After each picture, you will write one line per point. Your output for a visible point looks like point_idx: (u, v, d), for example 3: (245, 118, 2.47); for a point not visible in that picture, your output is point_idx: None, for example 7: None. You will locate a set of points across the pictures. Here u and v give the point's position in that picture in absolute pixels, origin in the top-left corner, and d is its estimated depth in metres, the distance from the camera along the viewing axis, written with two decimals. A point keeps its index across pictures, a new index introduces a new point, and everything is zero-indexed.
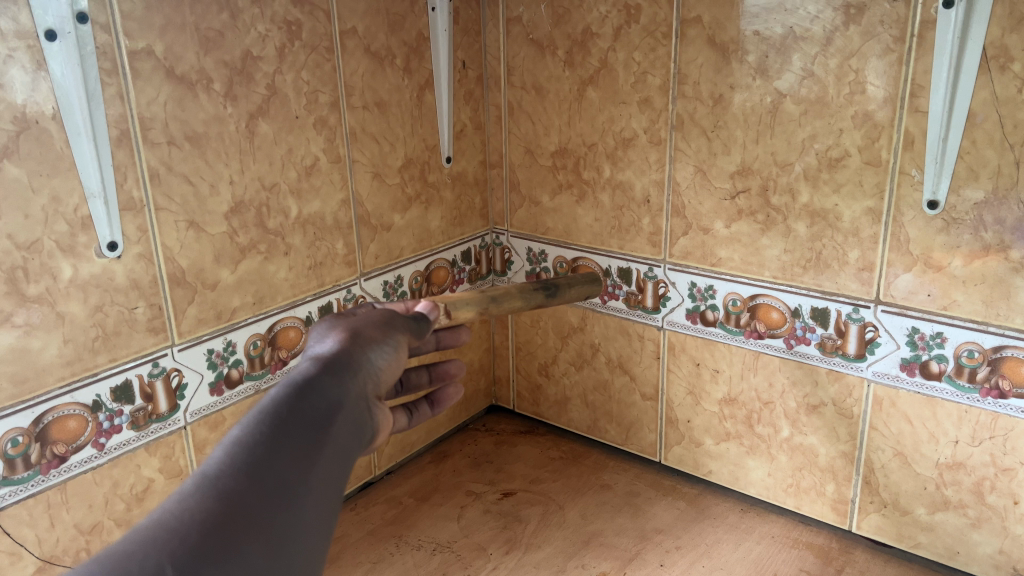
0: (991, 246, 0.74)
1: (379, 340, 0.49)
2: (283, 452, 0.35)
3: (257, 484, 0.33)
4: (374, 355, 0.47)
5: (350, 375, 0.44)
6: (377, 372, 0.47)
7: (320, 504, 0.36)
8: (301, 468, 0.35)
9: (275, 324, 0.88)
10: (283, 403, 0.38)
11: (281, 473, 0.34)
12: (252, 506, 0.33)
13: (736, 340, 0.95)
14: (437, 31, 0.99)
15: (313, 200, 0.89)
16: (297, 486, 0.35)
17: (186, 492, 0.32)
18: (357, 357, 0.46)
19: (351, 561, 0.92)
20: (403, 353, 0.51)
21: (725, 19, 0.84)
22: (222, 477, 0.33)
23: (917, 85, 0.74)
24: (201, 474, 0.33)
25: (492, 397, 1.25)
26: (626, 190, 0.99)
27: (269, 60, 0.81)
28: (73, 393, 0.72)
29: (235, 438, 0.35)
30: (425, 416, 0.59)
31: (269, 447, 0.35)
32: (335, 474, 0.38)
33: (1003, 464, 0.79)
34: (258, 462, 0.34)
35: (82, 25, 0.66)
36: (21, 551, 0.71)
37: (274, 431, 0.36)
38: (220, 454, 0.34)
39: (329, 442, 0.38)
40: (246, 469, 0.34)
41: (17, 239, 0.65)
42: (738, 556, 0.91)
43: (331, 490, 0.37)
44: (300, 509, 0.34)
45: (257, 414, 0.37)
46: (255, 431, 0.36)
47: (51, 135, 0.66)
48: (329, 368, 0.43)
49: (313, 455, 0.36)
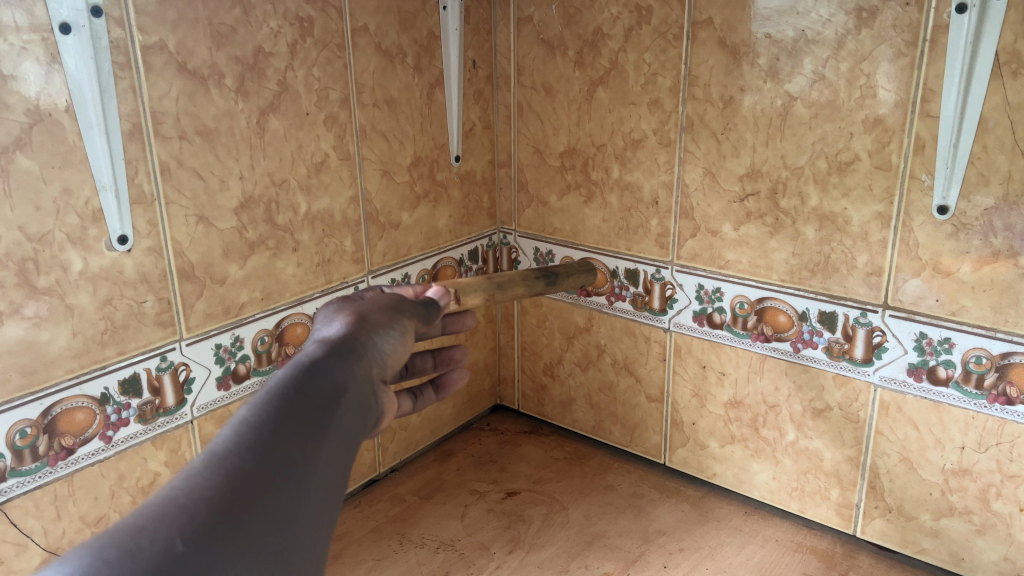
0: (1000, 252, 0.74)
1: (386, 324, 0.49)
2: (290, 432, 0.35)
3: (264, 463, 0.33)
4: (381, 339, 0.48)
5: (356, 359, 0.44)
6: (383, 356, 0.47)
7: (327, 484, 0.35)
8: (308, 448, 0.35)
9: (282, 320, 0.88)
10: (290, 385, 0.38)
11: (288, 452, 0.35)
12: (260, 484, 0.33)
13: (743, 343, 0.94)
14: (448, 29, 0.99)
15: (322, 197, 0.89)
16: (305, 465, 0.35)
17: (194, 469, 0.32)
18: (364, 341, 0.46)
19: (355, 558, 0.92)
20: (409, 337, 0.51)
21: (736, 21, 0.84)
22: (230, 455, 0.33)
23: (928, 89, 0.74)
24: (208, 454, 0.33)
25: (497, 397, 1.25)
26: (635, 191, 0.99)
27: (280, 56, 0.81)
28: (82, 385, 0.72)
29: (241, 419, 0.35)
30: (430, 400, 0.60)
31: (276, 428, 0.35)
32: (343, 456, 0.38)
33: (1009, 470, 0.79)
34: (265, 442, 0.34)
35: (96, 19, 0.66)
36: (26, 542, 0.72)
37: (280, 412, 0.36)
38: (228, 434, 0.34)
39: (336, 422, 0.38)
40: (253, 448, 0.34)
41: (28, 231, 0.66)
42: (742, 559, 0.91)
43: (339, 470, 0.37)
44: (307, 488, 0.34)
45: (263, 395, 0.37)
46: (261, 413, 0.36)
47: (63, 128, 0.66)
48: (335, 352, 0.43)
49: (319, 436, 0.36)
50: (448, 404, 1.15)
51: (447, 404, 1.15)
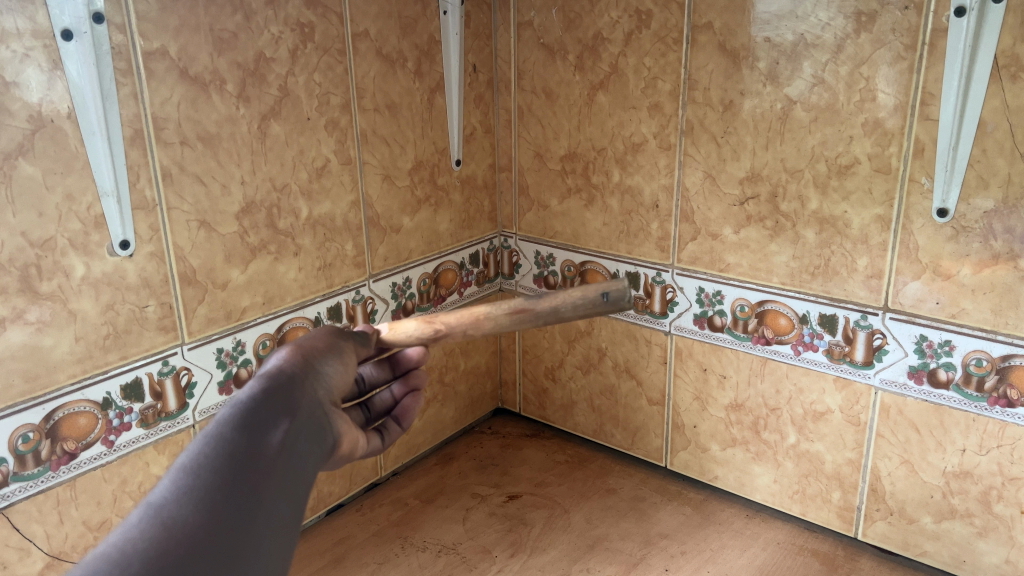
0: (1000, 255, 0.74)
1: (329, 348, 0.49)
2: (232, 472, 0.35)
3: (203, 510, 0.33)
4: (325, 364, 0.47)
5: (302, 386, 0.43)
6: (327, 379, 0.46)
7: (275, 519, 0.35)
8: (251, 486, 0.35)
9: (284, 324, 0.89)
10: (230, 423, 0.37)
11: (229, 493, 0.34)
12: (200, 530, 0.32)
13: (744, 347, 0.95)
14: (448, 34, 0.99)
15: (323, 201, 0.89)
16: (249, 504, 0.34)
17: (129, 525, 0.31)
18: (309, 368, 0.46)
19: (358, 561, 0.92)
20: (351, 359, 0.50)
21: (736, 26, 0.85)
22: (166, 506, 0.32)
23: (927, 93, 0.74)
24: (145, 508, 0.32)
25: (498, 401, 1.25)
26: (635, 195, 0.99)
27: (281, 62, 0.81)
28: (83, 390, 0.72)
29: (181, 465, 0.35)
30: (395, 435, 0.59)
31: (215, 470, 0.35)
32: (294, 486, 0.37)
33: (1010, 473, 0.79)
34: (205, 487, 0.34)
35: (98, 26, 0.66)
36: (29, 547, 0.72)
37: (221, 451, 0.36)
38: (165, 483, 0.34)
39: (282, 453, 0.38)
40: (193, 495, 0.33)
41: (30, 237, 0.66)
42: (743, 562, 0.91)
43: (289, 501, 0.36)
44: (251, 527, 0.34)
45: (202, 438, 0.36)
46: (201, 455, 0.35)
47: (65, 135, 0.66)
48: (279, 381, 0.42)
49: (263, 470, 0.36)
50: (449, 408, 1.15)
51: (448, 408, 1.15)
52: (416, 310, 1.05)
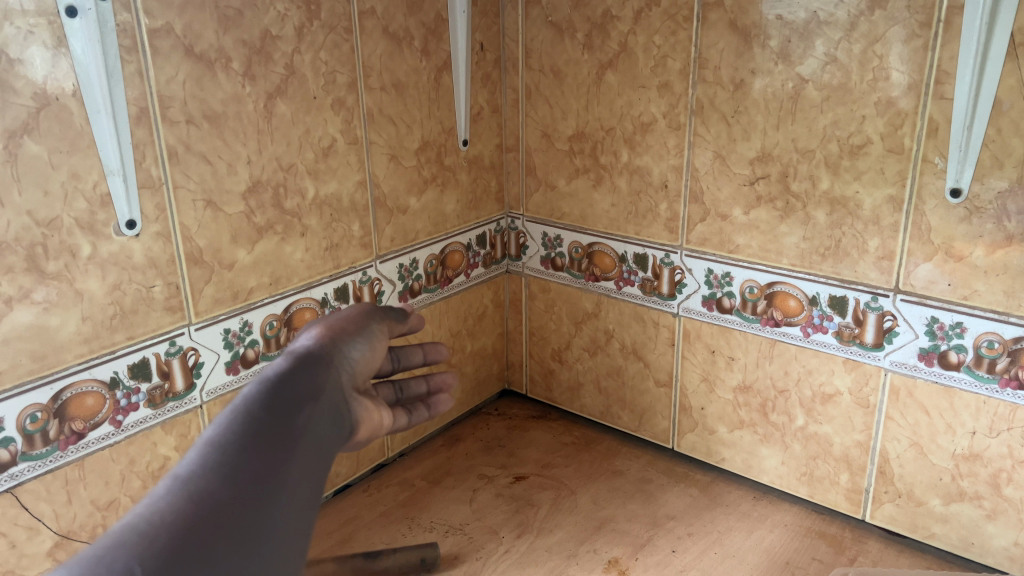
0: (1013, 236, 0.73)
1: (355, 333, 0.50)
2: (256, 451, 0.36)
3: (228, 485, 0.34)
4: (350, 348, 0.49)
5: (323, 372, 0.45)
6: (350, 365, 0.48)
7: (293, 500, 0.36)
8: (274, 467, 0.36)
9: (291, 305, 0.88)
10: (256, 406, 0.39)
11: (253, 472, 0.35)
12: (225, 505, 0.33)
13: (752, 328, 0.94)
14: (456, 12, 0.98)
15: (329, 181, 0.88)
16: (271, 484, 0.36)
17: (157, 496, 0.33)
18: (332, 352, 0.47)
19: (365, 542, 0.92)
20: (378, 344, 0.51)
21: (747, 3, 0.83)
22: (193, 479, 0.34)
23: (942, 71, 0.73)
24: (174, 478, 0.34)
25: (505, 382, 1.25)
26: (644, 175, 0.98)
27: (287, 39, 0.80)
28: (91, 369, 0.72)
29: (207, 441, 0.36)
30: (423, 417, 0.57)
31: (241, 448, 0.36)
32: (311, 470, 0.39)
33: (1020, 456, 0.79)
34: (231, 463, 0.35)
35: (102, 2, 0.66)
36: (38, 526, 0.72)
37: (246, 431, 0.37)
38: (193, 457, 0.35)
39: (303, 436, 0.39)
40: (219, 472, 0.35)
41: (36, 216, 0.66)
42: (750, 544, 0.91)
43: (308, 483, 0.38)
44: (272, 506, 0.35)
45: (228, 417, 0.38)
46: (227, 433, 0.37)
47: (70, 112, 0.66)
48: (303, 366, 0.44)
49: (286, 453, 0.37)
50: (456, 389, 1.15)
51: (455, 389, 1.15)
52: (423, 291, 1.05)
